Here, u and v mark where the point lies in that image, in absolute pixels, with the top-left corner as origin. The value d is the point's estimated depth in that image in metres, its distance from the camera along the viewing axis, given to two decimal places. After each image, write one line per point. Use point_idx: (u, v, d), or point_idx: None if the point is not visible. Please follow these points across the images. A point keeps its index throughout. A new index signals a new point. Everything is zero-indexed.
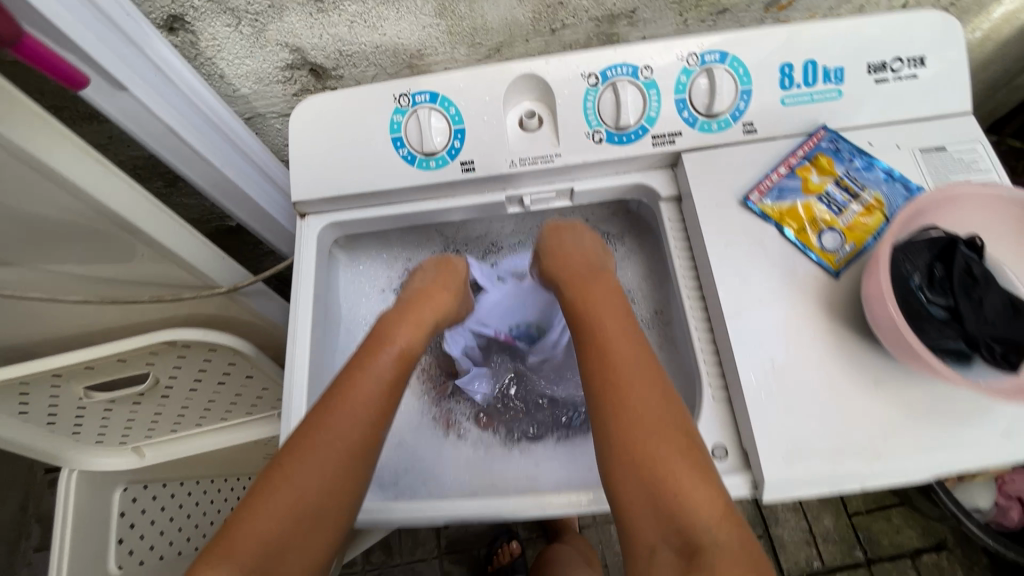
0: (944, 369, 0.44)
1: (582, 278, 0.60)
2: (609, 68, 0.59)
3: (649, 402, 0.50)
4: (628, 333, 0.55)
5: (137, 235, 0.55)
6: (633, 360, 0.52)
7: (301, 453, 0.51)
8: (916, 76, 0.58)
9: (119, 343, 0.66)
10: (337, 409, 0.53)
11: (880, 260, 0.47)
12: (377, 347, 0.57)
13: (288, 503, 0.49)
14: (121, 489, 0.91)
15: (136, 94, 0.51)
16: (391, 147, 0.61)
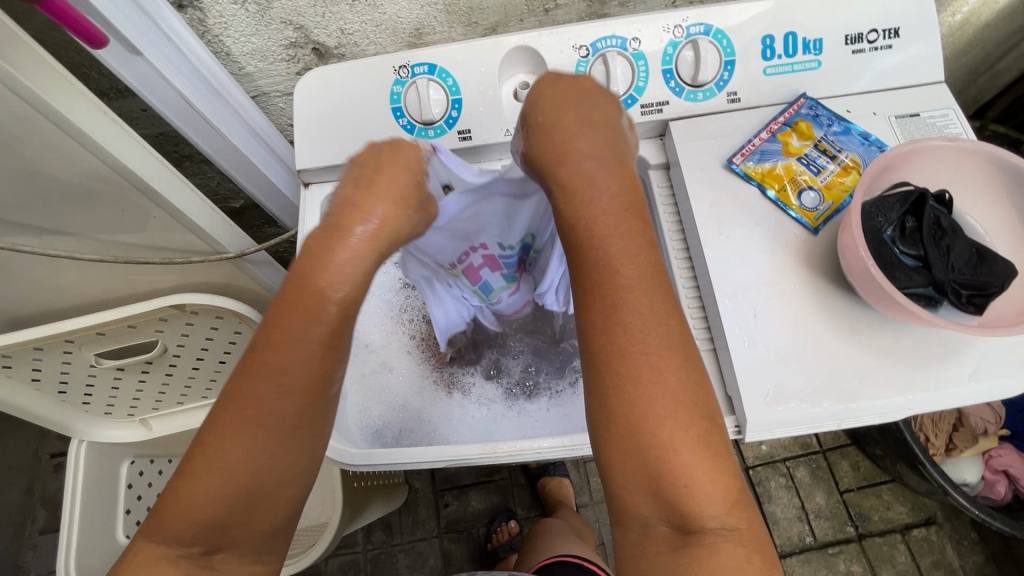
0: (918, 311, 0.48)
1: (586, 174, 0.41)
2: (598, 40, 0.61)
3: (660, 370, 0.39)
4: (644, 263, 0.41)
5: (150, 196, 0.58)
6: (643, 307, 0.40)
7: (224, 434, 0.42)
8: (891, 47, 0.61)
9: (129, 308, 0.68)
10: (255, 383, 0.42)
11: (853, 213, 0.50)
12: (303, 299, 0.42)
13: (219, 488, 0.42)
14: (127, 463, 0.94)
15: (150, 59, 0.53)
16: (391, 118, 0.64)
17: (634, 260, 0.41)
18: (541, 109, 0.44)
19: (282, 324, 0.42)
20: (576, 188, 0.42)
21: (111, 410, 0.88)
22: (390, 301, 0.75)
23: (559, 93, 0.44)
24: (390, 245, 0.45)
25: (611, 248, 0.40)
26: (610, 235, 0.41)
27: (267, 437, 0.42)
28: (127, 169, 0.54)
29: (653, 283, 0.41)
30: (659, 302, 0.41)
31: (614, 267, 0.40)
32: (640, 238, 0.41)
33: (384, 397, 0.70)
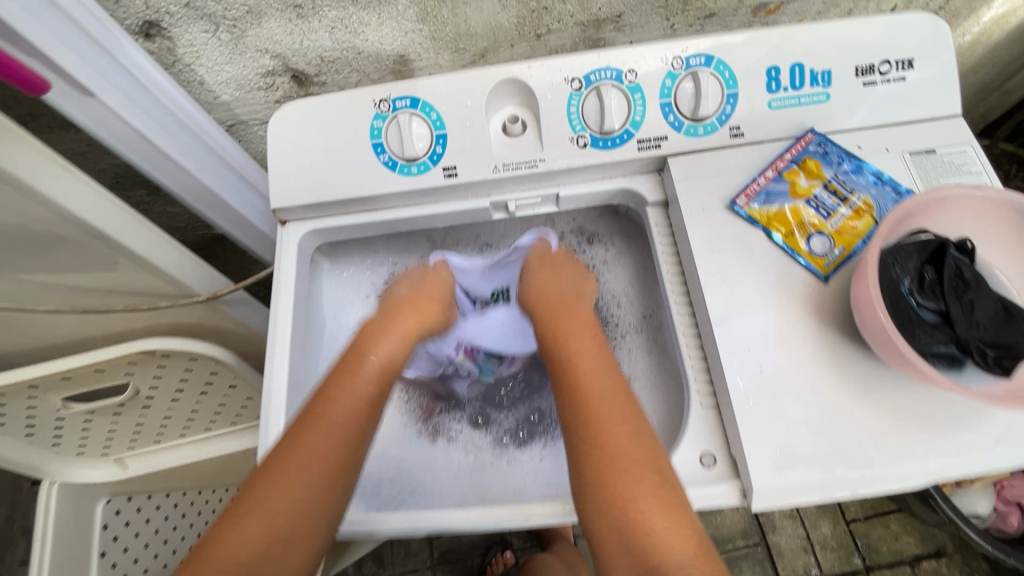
0: (935, 375, 0.43)
1: (558, 304, 0.55)
2: (592, 72, 0.58)
3: (626, 429, 0.46)
4: (596, 347, 0.51)
5: (109, 243, 0.54)
6: (595, 381, 0.48)
7: (270, 481, 0.46)
8: (905, 79, 0.57)
9: (98, 352, 0.65)
10: (304, 435, 0.48)
11: (867, 260, 0.46)
12: (356, 365, 0.52)
13: (260, 534, 0.44)
14: (104, 502, 0.91)
15: (104, 100, 0.51)
16: (372, 154, 0.60)
17: (591, 350, 0.51)
18: (532, 272, 0.60)
19: (338, 384, 0.51)
20: (554, 323, 0.54)
21: (83, 450, 0.84)
22: None
23: (542, 262, 0.60)
24: (424, 333, 0.59)
25: (565, 339, 0.52)
26: (569, 333, 0.52)
27: (307, 485, 0.46)
28: (79, 218, 0.49)
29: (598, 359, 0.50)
30: (608, 374, 0.49)
31: (567, 351, 0.51)
32: (593, 331, 0.53)
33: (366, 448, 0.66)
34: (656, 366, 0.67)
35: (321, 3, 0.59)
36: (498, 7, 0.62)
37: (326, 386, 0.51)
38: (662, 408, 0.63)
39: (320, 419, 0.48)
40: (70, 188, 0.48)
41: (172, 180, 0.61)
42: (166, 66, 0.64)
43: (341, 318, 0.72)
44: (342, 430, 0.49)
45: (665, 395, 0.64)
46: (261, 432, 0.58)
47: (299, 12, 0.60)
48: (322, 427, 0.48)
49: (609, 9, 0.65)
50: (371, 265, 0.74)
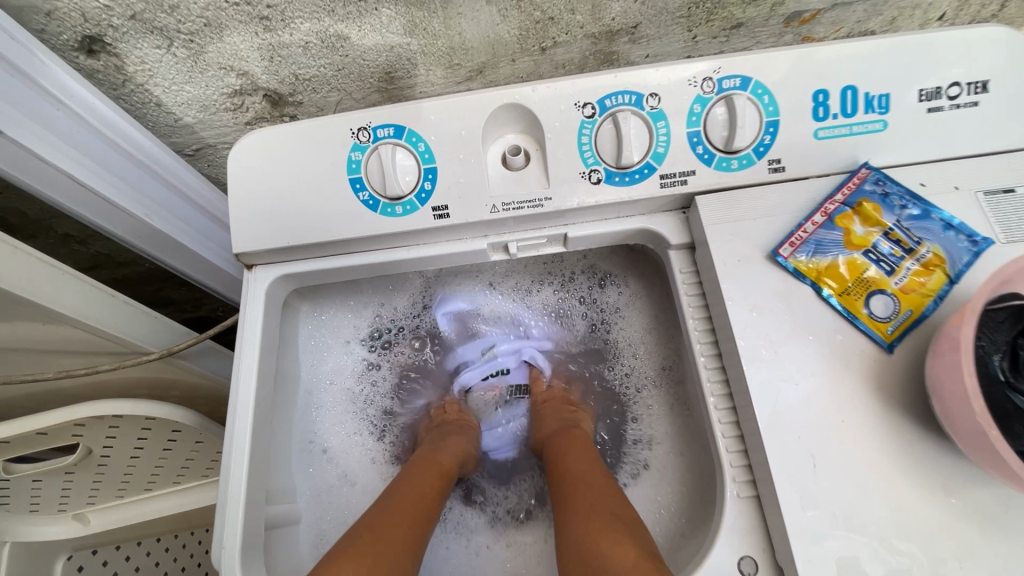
0: None
1: (565, 431, 0.60)
2: (607, 96, 0.50)
3: (593, 488, 0.51)
4: (584, 447, 0.57)
5: (35, 307, 0.49)
6: (574, 462, 0.55)
7: (393, 531, 0.48)
8: (976, 105, 0.48)
9: (33, 419, 0.54)
10: (412, 496, 0.53)
11: (968, 312, 0.37)
12: (431, 463, 0.58)
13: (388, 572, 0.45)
14: (65, 558, 0.78)
15: (14, 138, 0.45)
16: (350, 190, 0.52)
17: (576, 444, 0.57)
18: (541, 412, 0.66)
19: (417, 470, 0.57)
20: (556, 449, 0.59)
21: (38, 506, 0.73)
22: (355, 395, 0.64)
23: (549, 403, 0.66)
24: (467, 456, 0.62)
25: (564, 443, 0.58)
26: (573, 443, 0.58)
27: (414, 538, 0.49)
28: None
29: (586, 450, 0.57)
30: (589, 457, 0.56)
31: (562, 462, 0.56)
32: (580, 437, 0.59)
33: (345, 522, 0.58)
34: (679, 425, 0.57)
35: (291, 14, 0.50)
36: (497, 17, 0.53)
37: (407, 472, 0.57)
38: (687, 483, 0.54)
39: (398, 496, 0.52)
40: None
41: (107, 219, 0.57)
42: (116, 87, 0.55)
43: (320, 368, 0.63)
44: (419, 511, 0.52)
45: (692, 467, 0.54)
46: (215, 520, 0.48)
47: (267, 24, 0.51)
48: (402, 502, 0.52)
49: (624, 19, 0.56)
50: (354, 309, 0.66)
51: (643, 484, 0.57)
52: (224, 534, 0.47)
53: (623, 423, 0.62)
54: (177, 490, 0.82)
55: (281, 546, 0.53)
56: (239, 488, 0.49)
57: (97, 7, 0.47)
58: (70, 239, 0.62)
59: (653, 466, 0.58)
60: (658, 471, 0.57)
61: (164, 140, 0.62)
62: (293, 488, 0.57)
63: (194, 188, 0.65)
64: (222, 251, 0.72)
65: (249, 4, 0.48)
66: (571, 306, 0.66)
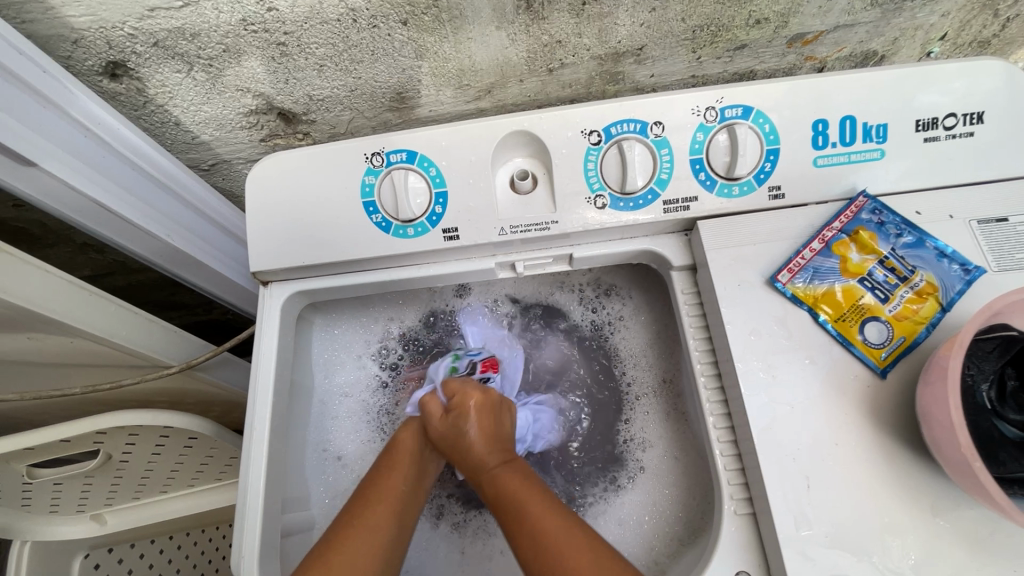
0: (1014, 511, 0.35)
1: (503, 468, 0.51)
2: (613, 124, 0.52)
3: (555, 531, 0.44)
4: (527, 484, 0.49)
5: (64, 324, 0.51)
6: (522, 492, 0.48)
7: (369, 511, 0.49)
8: (972, 135, 0.50)
9: (60, 428, 0.57)
10: (395, 472, 0.53)
11: (955, 345, 0.38)
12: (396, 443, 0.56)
13: (369, 552, 0.46)
14: (82, 556, 0.81)
15: (47, 169, 0.48)
16: (363, 213, 0.54)
17: (514, 482, 0.49)
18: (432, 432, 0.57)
19: (403, 439, 0.57)
20: (499, 490, 0.49)
21: (58, 508, 0.75)
22: (367, 408, 0.65)
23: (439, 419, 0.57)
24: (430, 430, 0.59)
25: (508, 485, 0.49)
26: (508, 480, 0.50)
27: (394, 518, 0.50)
28: (21, 301, 0.47)
29: (524, 483, 0.49)
30: (533, 491, 0.48)
31: (517, 501, 0.47)
32: (524, 473, 0.51)
33: None
34: (678, 438, 0.59)
35: (307, 39, 0.51)
36: (506, 41, 0.54)
37: (393, 438, 0.57)
38: (687, 496, 0.56)
39: (394, 460, 0.55)
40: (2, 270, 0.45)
41: (130, 240, 0.59)
42: (137, 108, 0.56)
43: (334, 380, 0.65)
44: (411, 474, 0.54)
45: (693, 479, 0.56)
46: (235, 527, 0.50)
47: (283, 49, 0.52)
48: (397, 467, 0.54)
49: (630, 42, 0.57)
50: (364, 323, 0.68)
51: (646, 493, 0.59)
52: (242, 543, 0.49)
53: (615, 423, 0.62)
54: (193, 491, 0.85)
55: (295, 551, 0.55)
56: (258, 500, 0.51)
57: (121, 36, 0.48)
58: (88, 247, 0.64)
59: (649, 469, 0.59)
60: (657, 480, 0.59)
61: (181, 156, 0.64)
62: (308, 496, 0.59)
63: (212, 206, 0.67)
64: (237, 265, 0.74)
65: (267, 31, 0.49)
66: (570, 324, 0.67)
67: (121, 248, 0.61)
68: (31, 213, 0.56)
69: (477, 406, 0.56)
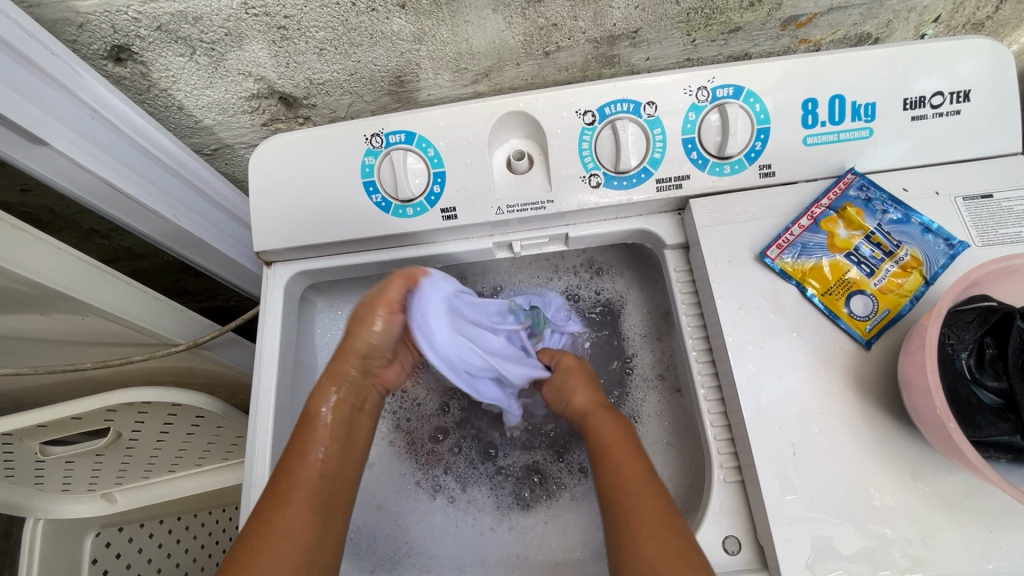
0: (985, 470, 0.37)
1: (600, 412, 0.55)
2: (607, 104, 0.53)
3: (635, 469, 0.49)
4: (623, 431, 0.53)
5: (74, 301, 0.53)
6: (607, 436, 0.53)
7: (281, 498, 0.47)
8: (958, 113, 0.51)
9: (72, 406, 0.59)
10: (307, 445, 0.50)
11: (934, 313, 0.40)
12: (330, 372, 0.54)
13: (291, 531, 0.45)
14: (93, 535, 0.82)
15: (58, 148, 0.50)
16: (363, 193, 0.55)
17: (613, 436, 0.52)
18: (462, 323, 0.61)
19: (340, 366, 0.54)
20: (594, 433, 0.54)
21: (69, 487, 0.77)
22: None
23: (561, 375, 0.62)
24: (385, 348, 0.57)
25: (603, 433, 0.53)
26: (605, 428, 0.54)
27: (316, 490, 0.49)
28: (34, 278, 0.48)
29: (624, 439, 0.52)
30: (631, 450, 0.51)
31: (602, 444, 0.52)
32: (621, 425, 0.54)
33: (362, 499, 0.63)
34: (672, 414, 0.61)
35: (307, 23, 0.52)
36: (503, 24, 0.55)
37: (306, 411, 0.52)
38: (678, 469, 0.58)
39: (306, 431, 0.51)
40: (12, 246, 0.46)
41: (140, 221, 0.61)
42: (141, 92, 0.57)
43: None
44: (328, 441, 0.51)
45: (686, 452, 0.58)
46: (243, 500, 0.52)
47: (283, 33, 0.52)
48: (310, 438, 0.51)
49: (625, 25, 0.57)
50: None
51: None
52: (250, 512, 0.51)
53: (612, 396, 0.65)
54: (199, 472, 0.87)
55: None
56: (263, 472, 0.53)
57: (125, 19, 0.49)
58: (94, 233, 0.65)
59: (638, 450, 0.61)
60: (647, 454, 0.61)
61: (185, 140, 0.64)
62: None
63: (215, 188, 0.68)
64: (240, 247, 0.75)
65: (267, 15, 0.50)
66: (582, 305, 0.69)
67: (131, 229, 0.63)
68: (39, 198, 0.58)
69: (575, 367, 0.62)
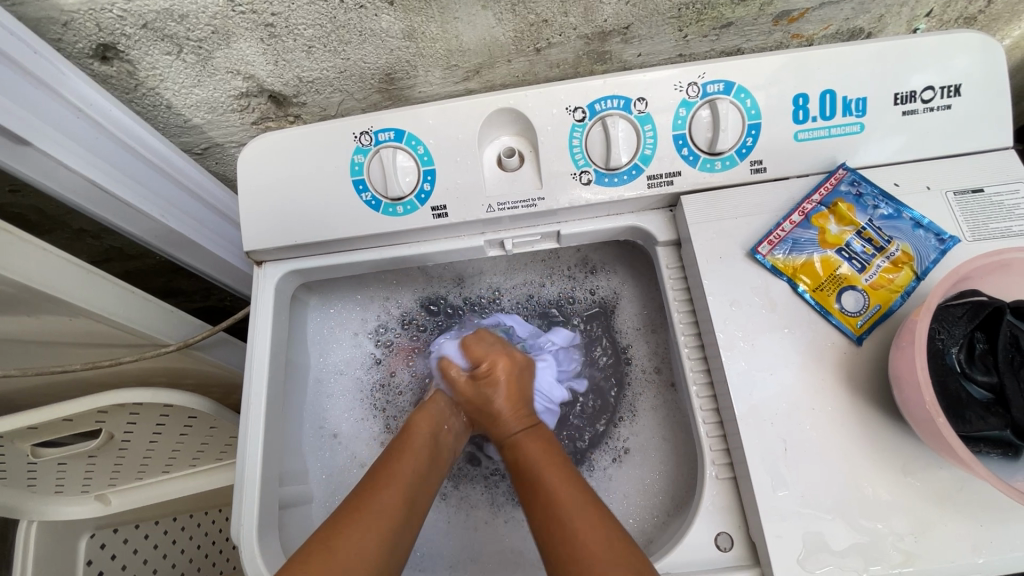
0: (973, 465, 0.37)
1: (528, 435, 0.55)
2: (597, 101, 0.53)
3: (557, 481, 0.48)
4: (548, 449, 0.53)
5: (62, 303, 0.53)
6: (539, 457, 0.51)
7: (379, 492, 0.47)
8: (949, 108, 0.51)
9: (63, 408, 0.59)
10: (405, 457, 0.52)
11: (923, 308, 0.40)
12: (428, 404, 0.59)
13: (382, 522, 0.45)
14: (88, 536, 0.82)
15: (42, 148, 0.49)
16: (353, 191, 0.55)
17: (552, 471, 0.49)
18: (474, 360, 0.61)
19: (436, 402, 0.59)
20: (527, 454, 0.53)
21: (62, 488, 0.77)
22: (362, 386, 0.66)
23: (463, 385, 0.60)
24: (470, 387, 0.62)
25: (535, 455, 0.52)
26: (532, 446, 0.53)
27: (409, 493, 0.49)
28: (21, 280, 0.48)
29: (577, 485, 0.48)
30: (562, 471, 0.49)
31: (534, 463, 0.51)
32: (548, 447, 0.53)
33: None
34: (667, 411, 0.61)
35: (295, 21, 0.51)
36: (493, 21, 0.54)
37: (406, 424, 0.56)
38: (671, 466, 0.58)
39: (406, 444, 0.54)
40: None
41: (126, 220, 0.61)
42: (128, 91, 0.56)
43: (329, 358, 0.67)
44: (424, 457, 0.53)
45: (680, 450, 0.58)
46: (234, 502, 0.51)
47: (271, 31, 0.52)
48: (410, 452, 0.53)
49: (616, 21, 0.57)
50: (357, 302, 0.69)
51: (630, 465, 0.60)
52: (242, 513, 0.51)
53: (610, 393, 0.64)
54: (194, 473, 0.87)
55: (294, 523, 0.57)
56: (256, 472, 0.52)
57: (110, 18, 0.48)
58: (84, 233, 0.65)
59: (632, 449, 0.61)
60: (641, 451, 0.61)
61: (174, 139, 0.64)
62: (305, 471, 0.61)
63: (205, 188, 0.68)
64: (231, 247, 0.75)
65: (255, 12, 0.50)
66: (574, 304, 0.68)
67: (117, 228, 0.62)
68: (27, 198, 0.57)
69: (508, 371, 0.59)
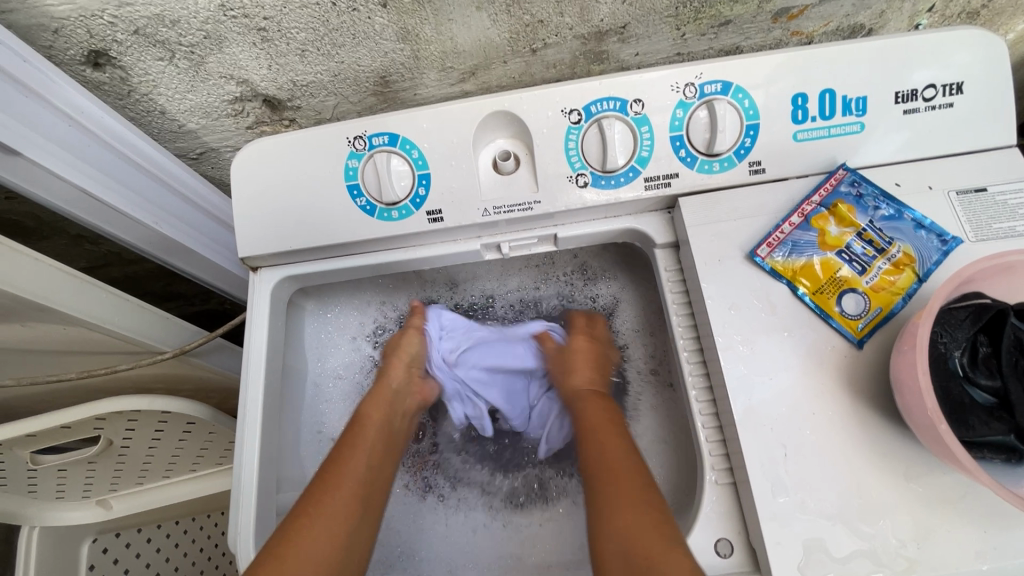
0: (976, 472, 0.36)
1: (596, 397, 0.60)
2: (593, 103, 0.52)
3: (613, 455, 0.51)
4: (609, 417, 0.56)
5: (56, 312, 0.53)
6: (603, 429, 0.55)
7: (328, 494, 0.50)
8: (951, 106, 0.50)
9: (61, 416, 0.58)
10: (356, 452, 0.54)
11: (925, 312, 0.39)
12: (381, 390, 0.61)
13: (334, 520, 0.49)
14: (89, 541, 0.83)
15: (31, 157, 0.49)
16: (348, 196, 0.55)
17: (611, 452, 0.52)
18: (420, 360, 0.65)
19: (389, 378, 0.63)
20: (582, 413, 0.58)
21: (63, 494, 0.77)
22: (359, 390, 0.66)
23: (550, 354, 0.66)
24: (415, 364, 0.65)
25: (596, 420, 0.56)
26: (592, 408, 0.58)
27: (360, 488, 0.52)
28: (14, 290, 0.48)
29: (647, 497, 0.47)
30: (623, 446, 0.52)
31: (592, 429, 0.55)
32: (613, 413, 0.57)
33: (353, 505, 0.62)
34: (666, 414, 0.61)
35: (287, 24, 0.51)
36: (488, 22, 0.54)
37: (357, 414, 0.58)
38: (671, 471, 0.58)
39: (355, 438, 0.56)
40: None
41: (118, 228, 0.60)
42: (122, 97, 0.56)
43: (326, 363, 0.66)
44: (373, 450, 0.56)
45: (680, 454, 0.57)
46: (230, 508, 0.51)
47: (264, 35, 0.51)
48: (359, 445, 0.55)
49: (612, 20, 0.56)
50: (355, 306, 0.69)
51: None
52: (239, 521, 0.51)
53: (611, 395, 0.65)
54: (195, 477, 0.87)
55: None
56: (252, 480, 0.52)
57: (101, 24, 0.48)
58: (82, 239, 0.65)
59: None
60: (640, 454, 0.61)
61: (169, 144, 0.64)
62: (303, 476, 0.61)
63: (199, 193, 0.67)
64: (226, 252, 0.75)
65: (247, 16, 0.49)
66: (574, 312, 0.68)
67: (110, 236, 0.62)
68: (23, 205, 0.57)
69: (586, 347, 0.64)
